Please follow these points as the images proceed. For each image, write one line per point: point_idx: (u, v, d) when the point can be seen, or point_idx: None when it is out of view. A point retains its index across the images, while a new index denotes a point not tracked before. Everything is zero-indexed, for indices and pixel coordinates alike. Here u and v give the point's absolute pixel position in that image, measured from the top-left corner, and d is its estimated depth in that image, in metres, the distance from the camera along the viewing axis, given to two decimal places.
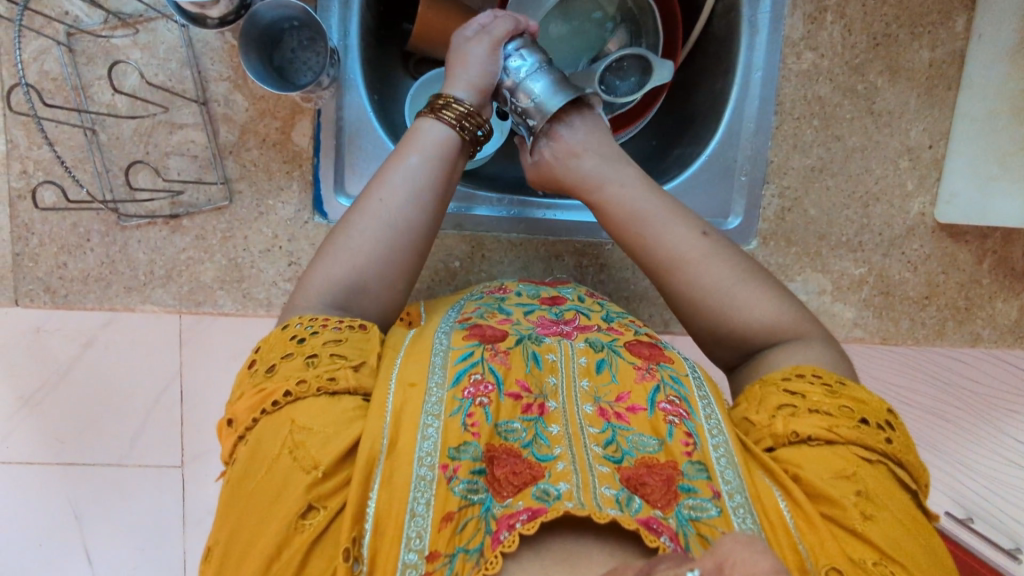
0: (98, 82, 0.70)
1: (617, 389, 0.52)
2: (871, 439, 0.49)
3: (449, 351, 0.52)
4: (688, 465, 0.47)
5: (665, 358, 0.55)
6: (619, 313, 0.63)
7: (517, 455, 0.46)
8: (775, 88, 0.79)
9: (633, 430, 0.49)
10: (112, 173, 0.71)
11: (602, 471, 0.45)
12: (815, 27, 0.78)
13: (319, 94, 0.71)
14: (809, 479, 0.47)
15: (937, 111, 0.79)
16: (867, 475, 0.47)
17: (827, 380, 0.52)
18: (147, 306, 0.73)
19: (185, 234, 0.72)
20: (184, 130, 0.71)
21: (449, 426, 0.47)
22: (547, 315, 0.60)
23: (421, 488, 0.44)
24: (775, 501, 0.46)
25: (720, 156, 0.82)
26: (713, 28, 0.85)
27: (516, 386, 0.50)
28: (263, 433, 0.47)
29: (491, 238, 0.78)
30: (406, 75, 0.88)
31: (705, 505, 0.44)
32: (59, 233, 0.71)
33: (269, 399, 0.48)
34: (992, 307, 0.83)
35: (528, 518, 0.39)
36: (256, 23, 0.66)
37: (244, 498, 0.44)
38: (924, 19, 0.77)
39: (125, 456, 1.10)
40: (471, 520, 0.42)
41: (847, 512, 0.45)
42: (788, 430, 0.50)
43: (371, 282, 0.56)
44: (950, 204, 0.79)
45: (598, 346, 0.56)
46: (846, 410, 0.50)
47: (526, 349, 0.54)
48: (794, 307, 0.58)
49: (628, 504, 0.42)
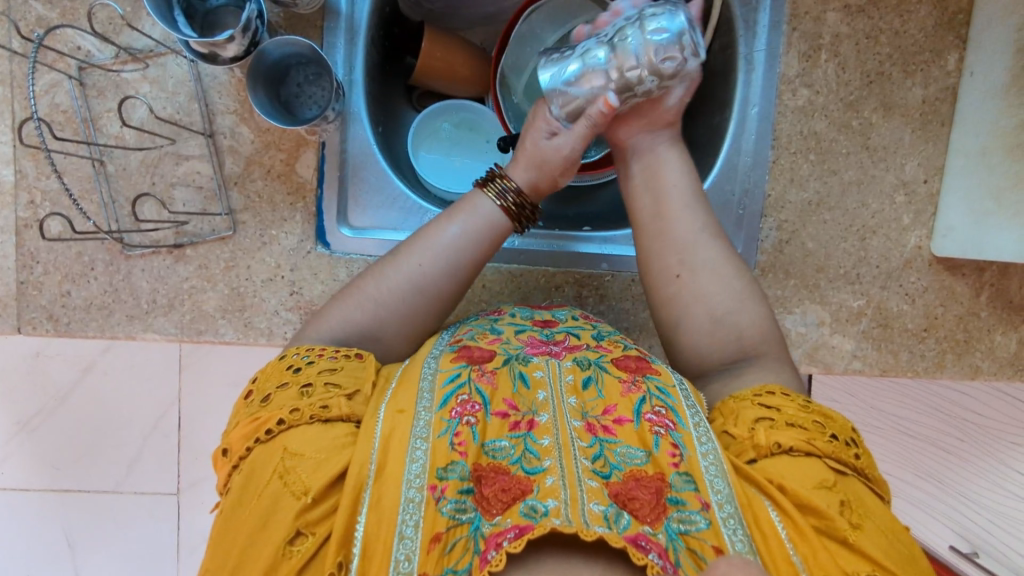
0: (108, 115, 0.71)
1: (603, 403, 0.52)
2: (844, 453, 0.50)
3: (435, 375, 0.52)
4: (677, 477, 0.47)
5: (653, 370, 0.55)
6: (610, 331, 0.63)
7: (505, 472, 0.46)
8: (772, 123, 0.80)
9: (620, 442, 0.49)
10: (118, 204, 0.72)
11: (591, 486, 0.45)
12: (810, 65, 0.79)
13: (323, 127, 0.72)
14: (794, 488, 0.47)
15: (932, 146, 0.81)
16: (844, 486, 0.48)
17: (797, 399, 0.54)
18: (148, 335, 0.73)
19: (188, 263, 0.73)
20: (190, 161, 0.72)
21: (437, 446, 0.47)
22: (537, 335, 0.60)
23: (410, 511, 0.44)
24: (767, 512, 0.46)
25: (718, 189, 0.83)
26: (710, 63, 0.86)
27: (502, 405, 0.51)
28: (255, 462, 0.48)
29: (492, 269, 0.79)
30: (409, 107, 0.90)
31: (694, 518, 0.45)
32: (64, 262, 0.71)
33: (263, 427, 0.49)
34: (991, 340, 0.84)
35: (516, 536, 0.40)
36: (265, 62, 0.68)
37: (233, 526, 0.46)
38: (916, 57, 0.79)
39: (120, 482, 1.09)
40: (460, 539, 0.42)
41: (837, 523, 0.46)
42: (770, 443, 0.50)
43: (389, 332, 0.60)
44: (946, 238, 0.80)
45: (585, 363, 0.56)
46: (818, 425, 0.51)
47: (513, 369, 0.54)
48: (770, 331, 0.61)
49: (616, 520, 0.42)
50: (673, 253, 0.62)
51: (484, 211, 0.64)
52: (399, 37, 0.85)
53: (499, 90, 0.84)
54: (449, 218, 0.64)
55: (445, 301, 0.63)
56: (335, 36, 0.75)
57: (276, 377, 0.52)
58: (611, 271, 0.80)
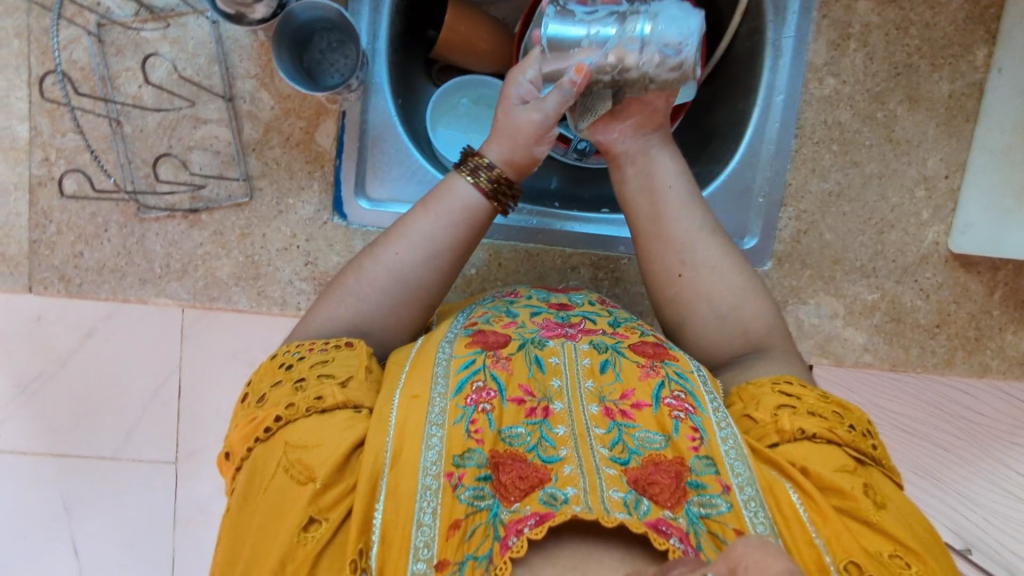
0: (126, 74, 0.70)
1: (622, 388, 0.52)
2: (861, 443, 0.51)
3: (450, 360, 0.52)
4: (695, 461, 0.47)
5: (670, 356, 0.55)
6: (626, 318, 0.62)
7: (522, 459, 0.46)
8: (796, 112, 0.79)
9: (639, 427, 0.49)
10: (134, 165, 0.71)
11: (609, 474, 0.45)
12: (838, 54, 0.78)
13: (344, 97, 0.72)
14: (818, 472, 0.48)
15: (955, 141, 0.80)
16: (865, 473, 0.49)
17: (814, 387, 0.54)
18: (161, 299, 0.73)
19: (203, 229, 0.72)
20: (208, 125, 0.71)
21: (452, 434, 0.47)
22: (553, 317, 0.60)
23: (427, 498, 0.44)
24: (788, 494, 0.47)
25: (738, 177, 0.81)
26: (735, 49, 0.85)
27: (518, 392, 0.50)
28: (257, 459, 0.48)
29: (508, 247, 0.79)
30: (427, 81, 0.88)
31: (714, 501, 0.45)
32: (77, 222, 0.71)
33: (261, 426, 0.49)
34: (1002, 339, 0.84)
35: (537, 522, 0.40)
36: (291, 25, 0.67)
37: (245, 520, 0.46)
38: (945, 51, 0.78)
39: (118, 449, 1.09)
40: (479, 526, 0.42)
41: (860, 506, 0.46)
42: (793, 427, 0.50)
43: (374, 329, 0.59)
44: (964, 234, 0.80)
45: (602, 348, 0.56)
46: (837, 415, 0.52)
47: (528, 354, 0.54)
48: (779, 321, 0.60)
49: (636, 506, 0.42)
50: (674, 253, 0.62)
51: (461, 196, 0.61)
52: (422, 8, 0.83)
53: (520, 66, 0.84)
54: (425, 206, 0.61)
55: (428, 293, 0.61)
56: (361, 3, 0.73)
57: (269, 377, 0.52)
58: (628, 254, 0.80)
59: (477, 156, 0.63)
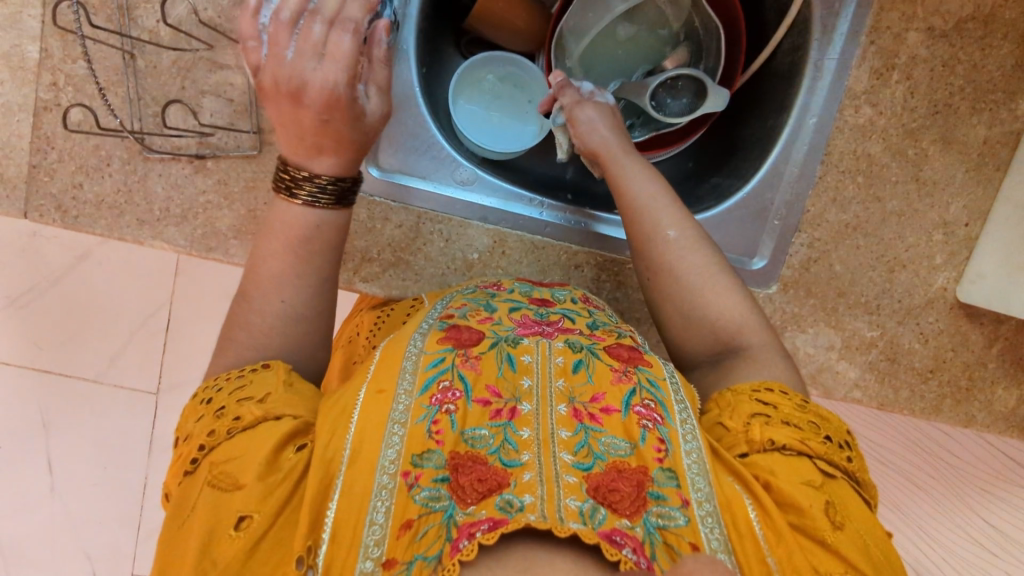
0: (145, 6, 0.67)
1: (592, 390, 0.52)
2: (836, 455, 0.51)
3: (420, 356, 0.52)
4: (659, 472, 0.46)
5: (644, 362, 0.55)
6: (606, 320, 0.62)
7: (482, 462, 0.45)
8: (826, 137, 0.77)
9: (606, 432, 0.49)
10: (143, 102, 0.69)
11: (568, 482, 0.44)
12: (880, 83, 0.76)
13: (367, 59, 0.70)
14: (780, 486, 0.48)
15: (981, 190, 0.78)
16: (831, 487, 0.49)
17: (794, 396, 0.54)
18: (157, 242, 0.71)
19: (207, 176, 0.71)
20: (224, 71, 0.69)
21: (414, 432, 0.47)
22: (532, 314, 0.60)
23: (382, 497, 0.43)
24: (746, 512, 0.47)
25: (756, 197, 0.81)
26: (775, 62, 0.83)
27: (485, 393, 0.50)
28: (183, 491, 0.46)
29: (515, 236, 0.76)
30: (456, 53, 0.85)
31: (673, 514, 0.44)
32: (79, 152, 0.69)
33: (185, 461, 0.48)
34: (992, 393, 0.83)
35: (489, 528, 0.38)
36: None
37: (178, 551, 0.43)
38: (988, 95, 0.76)
39: (101, 373, 1.16)
40: (432, 527, 0.41)
41: (816, 523, 0.47)
42: (764, 438, 0.51)
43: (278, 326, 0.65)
44: (974, 285, 0.79)
45: (576, 346, 0.56)
46: (814, 426, 0.52)
47: (500, 352, 0.54)
48: (749, 309, 0.62)
49: (592, 516, 0.41)
50: (647, 260, 0.65)
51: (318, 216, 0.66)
52: None
53: (553, 50, 0.83)
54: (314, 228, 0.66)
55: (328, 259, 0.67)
56: None
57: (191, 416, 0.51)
58: None
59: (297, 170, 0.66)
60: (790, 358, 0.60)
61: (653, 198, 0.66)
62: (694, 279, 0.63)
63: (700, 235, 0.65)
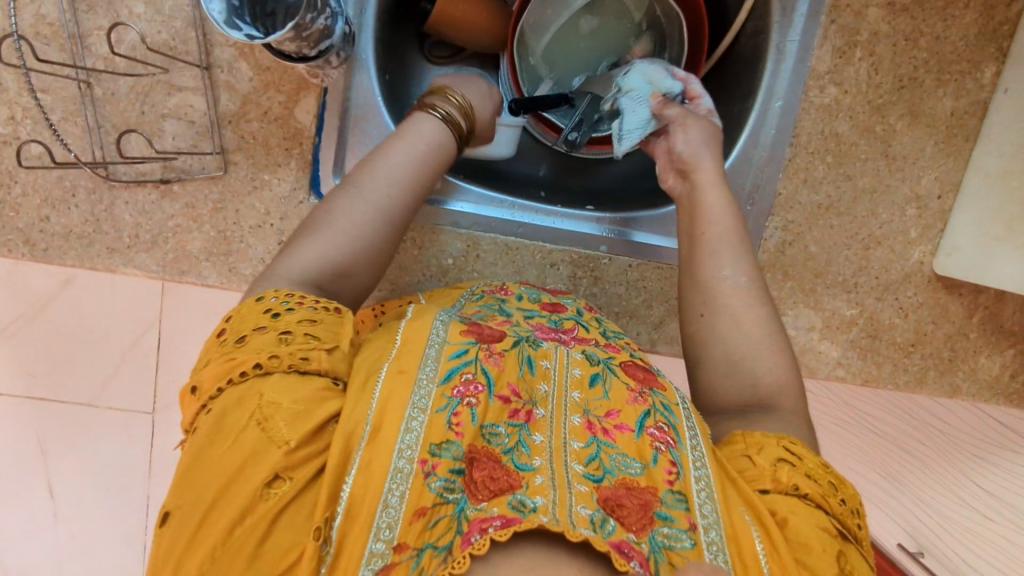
0: (97, 33, 0.66)
1: (608, 405, 0.51)
2: (849, 519, 0.50)
3: (443, 345, 0.50)
4: (668, 494, 0.46)
5: (658, 384, 0.54)
6: (616, 332, 0.62)
7: (497, 461, 0.45)
8: (794, 120, 0.77)
9: (618, 448, 0.48)
10: (103, 130, 0.68)
11: (580, 490, 0.44)
12: (843, 61, 0.76)
13: (325, 72, 0.68)
14: (796, 529, 0.47)
15: (952, 161, 0.78)
16: (845, 549, 0.48)
17: (818, 455, 0.53)
18: (129, 269, 0.71)
19: (174, 201, 0.70)
20: (183, 94, 0.68)
21: (434, 422, 0.45)
22: (546, 322, 0.60)
23: (397, 481, 0.43)
24: (754, 546, 0.45)
25: (727, 185, 0.80)
26: (739, 47, 0.83)
27: (506, 389, 0.49)
28: (228, 402, 0.45)
29: (487, 239, 0.77)
30: (420, 58, 0.85)
31: (679, 535, 0.44)
32: (44, 185, 0.68)
33: (238, 369, 0.46)
34: (974, 361, 0.84)
35: (501, 526, 0.39)
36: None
37: (208, 466, 0.43)
38: (953, 66, 0.76)
39: (95, 397, 0.94)
40: (444, 518, 0.41)
41: (826, 570, 0.45)
42: (789, 482, 0.50)
43: (354, 270, 0.57)
44: (950, 257, 0.79)
45: (593, 360, 0.55)
46: (832, 484, 0.51)
47: (522, 352, 0.53)
48: (789, 372, 0.58)
49: (602, 525, 0.41)
50: (698, 294, 0.62)
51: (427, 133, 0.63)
52: None
53: (515, 49, 0.83)
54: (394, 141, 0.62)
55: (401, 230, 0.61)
56: None
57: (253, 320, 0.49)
58: (609, 254, 0.78)
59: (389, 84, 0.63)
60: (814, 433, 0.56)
61: (726, 235, 0.63)
62: (750, 332, 0.59)
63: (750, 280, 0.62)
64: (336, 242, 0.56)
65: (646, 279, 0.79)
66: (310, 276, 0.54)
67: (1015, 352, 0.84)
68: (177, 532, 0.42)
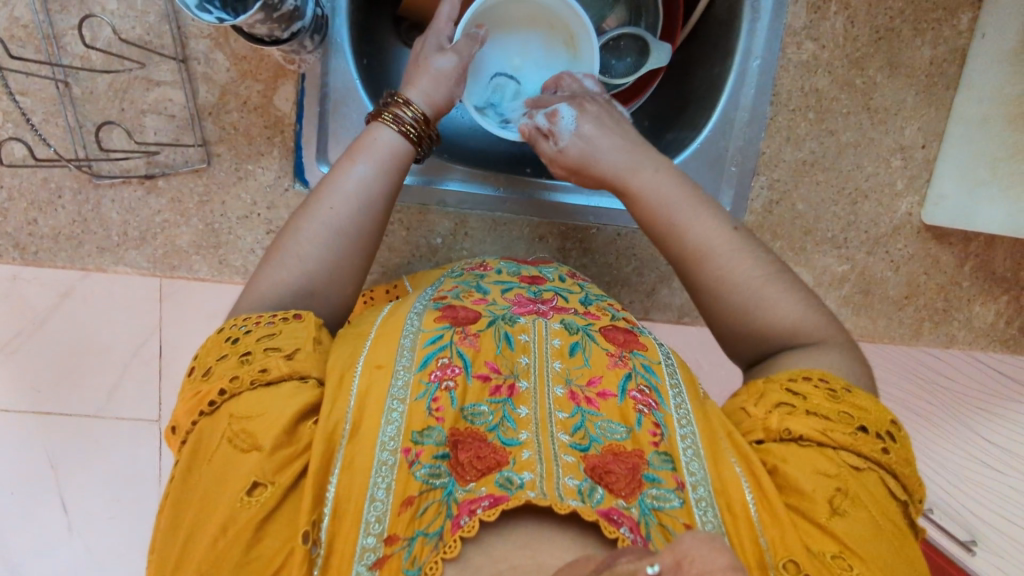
0: (72, 32, 0.66)
1: (589, 373, 0.51)
2: (867, 447, 0.47)
3: (418, 333, 0.51)
4: (654, 455, 0.46)
5: (639, 345, 0.54)
6: (598, 295, 0.62)
7: (481, 439, 0.45)
8: (772, 78, 0.77)
9: (602, 415, 0.48)
10: (84, 129, 0.68)
11: (566, 461, 0.44)
12: (818, 17, 0.76)
13: (301, 58, 0.68)
14: (787, 473, 0.46)
15: (934, 110, 0.78)
16: (853, 478, 0.46)
17: (833, 387, 0.49)
18: (120, 268, 0.72)
19: (160, 196, 0.71)
20: (161, 88, 0.68)
21: (414, 410, 0.46)
22: (525, 293, 0.59)
23: (383, 473, 0.43)
24: (742, 493, 0.45)
25: (710, 146, 0.79)
26: (714, 10, 0.82)
27: (484, 368, 0.49)
28: (200, 435, 0.45)
29: (475, 216, 0.77)
30: (396, 41, 0.84)
31: (668, 496, 0.44)
32: (29, 188, 0.69)
33: (205, 401, 0.46)
34: (970, 310, 0.84)
35: (490, 505, 0.40)
36: None
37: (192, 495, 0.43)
38: (930, 14, 0.76)
39: (101, 408, 0.95)
40: (432, 504, 0.42)
41: (814, 505, 0.45)
42: (781, 427, 0.48)
43: (321, 287, 0.55)
44: (938, 206, 0.79)
45: (573, 328, 0.55)
46: (845, 416, 0.48)
47: (498, 330, 0.53)
48: (812, 309, 0.55)
49: (590, 494, 0.42)
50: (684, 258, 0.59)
51: (385, 141, 0.60)
52: None
53: None
54: (353, 157, 0.59)
55: (368, 241, 0.58)
56: None
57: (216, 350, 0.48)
58: (597, 224, 0.79)
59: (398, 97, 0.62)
60: (860, 359, 0.53)
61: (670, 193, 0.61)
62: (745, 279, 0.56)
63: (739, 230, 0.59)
64: (291, 267, 0.54)
65: (635, 248, 0.80)
66: (279, 295, 0.53)
67: (1009, 298, 0.84)
68: (168, 557, 0.42)
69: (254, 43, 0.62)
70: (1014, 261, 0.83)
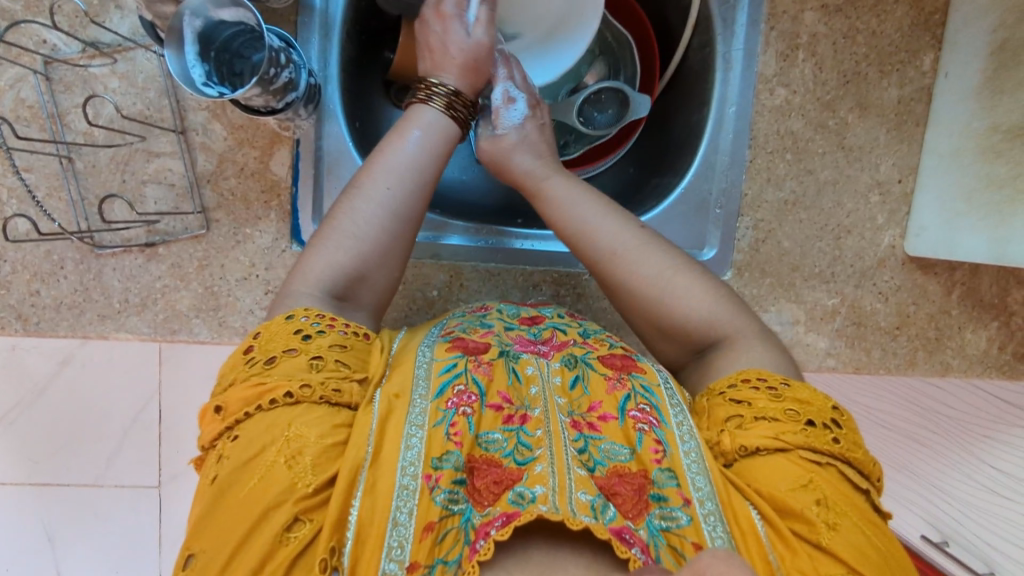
0: (75, 111, 0.69)
1: (590, 400, 0.52)
2: (820, 440, 0.47)
3: (431, 363, 0.51)
4: (659, 473, 0.47)
5: (638, 369, 0.55)
6: (596, 328, 0.61)
7: (497, 464, 0.46)
8: (749, 123, 0.80)
9: (606, 439, 0.49)
10: (87, 201, 0.70)
11: (579, 475, 0.45)
12: (788, 64, 0.80)
13: (296, 124, 0.72)
14: (771, 492, 0.46)
15: (907, 146, 0.81)
16: (822, 480, 0.46)
17: (768, 386, 0.50)
18: (121, 334, 0.72)
19: (160, 262, 0.72)
20: (161, 159, 0.71)
21: (433, 436, 0.46)
22: (525, 333, 0.58)
23: (404, 497, 0.43)
24: (747, 509, 0.46)
25: (694, 189, 0.82)
26: (689, 60, 0.86)
27: (497, 398, 0.50)
28: (256, 433, 0.44)
29: (469, 267, 0.79)
30: (386, 102, 0.87)
31: (674, 513, 0.45)
32: (32, 261, 0.70)
33: (268, 396, 0.45)
34: (962, 338, 0.85)
35: (503, 523, 0.41)
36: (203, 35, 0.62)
37: (224, 507, 0.42)
38: (892, 58, 0.80)
39: (99, 476, 0.94)
40: (451, 530, 0.42)
41: (815, 527, 0.44)
42: (736, 445, 0.49)
43: (371, 274, 0.56)
44: (919, 238, 0.81)
45: (572, 363, 0.55)
46: (791, 414, 0.48)
47: (506, 362, 0.53)
48: (729, 302, 0.58)
49: (603, 510, 0.42)
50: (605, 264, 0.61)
51: (434, 126, 0.61)
52: (377, 31, 0.83)
53: None
54: (404, 131, 0.61)
55: (413, 233, 0.59)
56: (309, 32, 0.74)
57: (284, 340, 0.48)
58: None
59: (426, 84, 0.63)
60: (783, 349, 0.57)
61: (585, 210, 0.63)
62: (650, 269, 0.59)
63: (650, 236, 0.62)
64: (346, 248, 0.55)
65: None
66: (325, 284, 0.54)
67: (999, 324, 0.85)
68: None
69: (251, 114, 0.65)
70: (999, 288, 0.84)
